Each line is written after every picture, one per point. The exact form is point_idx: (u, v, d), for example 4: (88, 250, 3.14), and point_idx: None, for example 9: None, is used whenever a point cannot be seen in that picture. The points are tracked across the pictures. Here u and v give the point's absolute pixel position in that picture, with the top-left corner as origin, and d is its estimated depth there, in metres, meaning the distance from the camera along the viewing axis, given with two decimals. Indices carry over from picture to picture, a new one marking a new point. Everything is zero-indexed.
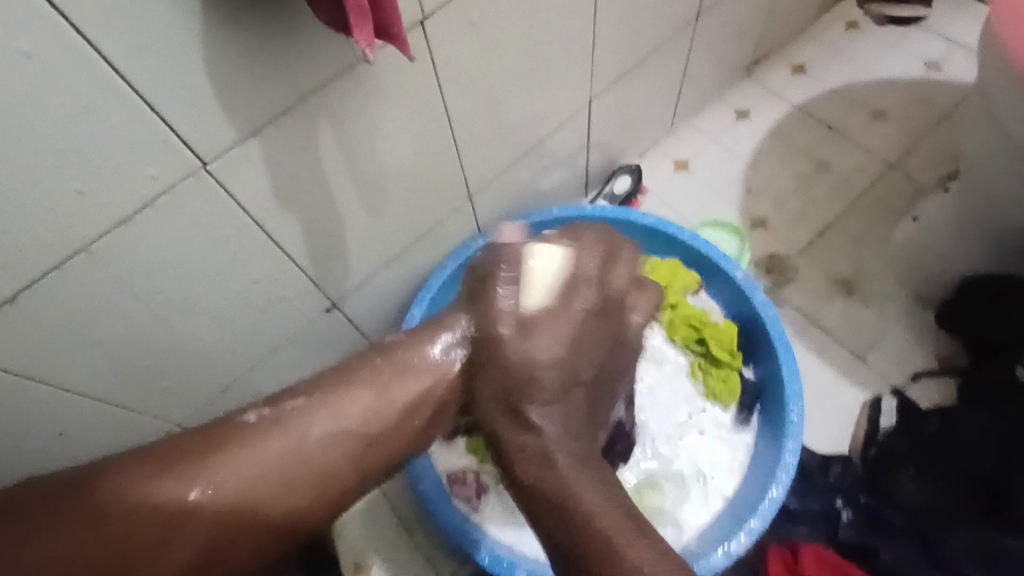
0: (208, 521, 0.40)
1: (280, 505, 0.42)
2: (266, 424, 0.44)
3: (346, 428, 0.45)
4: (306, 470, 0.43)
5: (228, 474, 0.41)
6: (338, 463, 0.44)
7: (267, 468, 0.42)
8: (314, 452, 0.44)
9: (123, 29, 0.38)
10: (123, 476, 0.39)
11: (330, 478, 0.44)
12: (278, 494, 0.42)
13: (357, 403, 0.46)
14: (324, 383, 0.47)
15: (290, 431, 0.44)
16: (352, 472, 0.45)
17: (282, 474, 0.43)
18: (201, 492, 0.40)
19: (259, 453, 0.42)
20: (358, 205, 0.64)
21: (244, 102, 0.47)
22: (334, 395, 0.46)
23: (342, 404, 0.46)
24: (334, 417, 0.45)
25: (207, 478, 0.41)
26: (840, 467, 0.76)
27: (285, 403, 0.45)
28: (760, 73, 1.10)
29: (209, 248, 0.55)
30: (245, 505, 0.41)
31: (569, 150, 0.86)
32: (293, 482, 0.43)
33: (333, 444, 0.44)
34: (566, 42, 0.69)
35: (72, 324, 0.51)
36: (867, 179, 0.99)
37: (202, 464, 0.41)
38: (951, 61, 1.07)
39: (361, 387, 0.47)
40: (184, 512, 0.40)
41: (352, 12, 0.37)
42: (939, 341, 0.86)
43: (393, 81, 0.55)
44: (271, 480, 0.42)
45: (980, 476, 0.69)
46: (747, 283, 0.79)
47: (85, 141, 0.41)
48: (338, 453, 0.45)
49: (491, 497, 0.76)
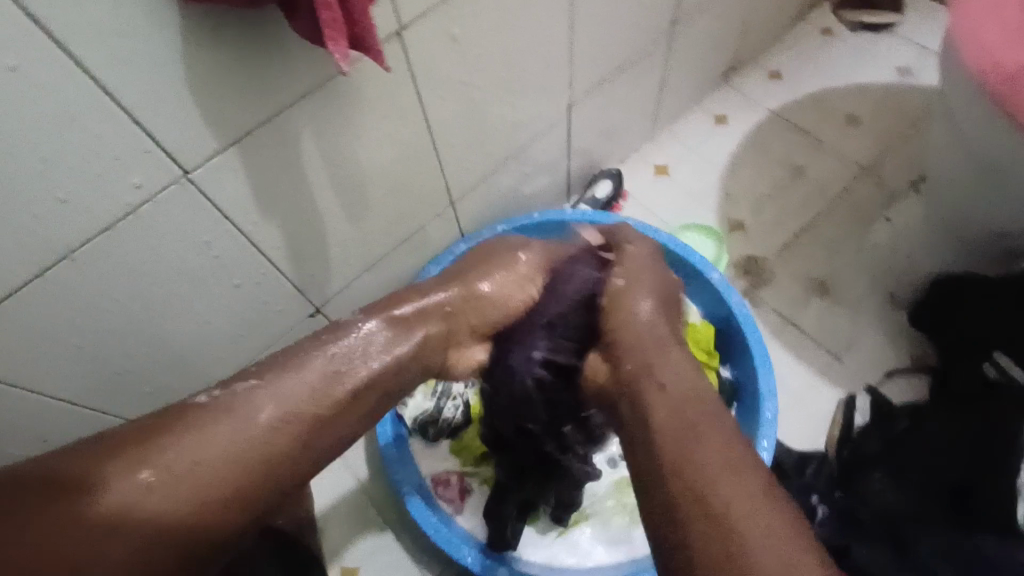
0: (158, 503, 0.40)
1: (239, 479, 0.43)
2: (218, 404, 0.45)
3: (295, 405, 0.47)
4: (259, 445, 0.45)
5: (181, 453, 0.42)
6: (288, 441, 0.46)
7: (219, 445, 0.43)
8: (266, 430, 0.46)
9: (106, 44, 0.39)
10: (83, 464, 0.40)
11: (284, 452, 0.46)
12: (229, 472, 0.43)
13: (306, 384, 0.49)
14: (274, 367, 0.49)
15: (242, 410, 0.45)
16: (300, 448, 0.47)
17: (240, 451, 0.44)
18: (154, 474, 0.41)
19: (214, 431, 0.44)
20: (341, 212, 0.65)
21: (227, 114, 0.48)
22: (285, 376, 0.48)
23: (291, 386, 0.48)
24: (282, 398, 0.47)
25: (162, 457, 0.41)
26: (815, 467, 0.79)
27: (238, 386, 0.47)
28: (737, 79, 1.12)
29: (192, 255, 0.56)
30: (203, 483, 0.42)
31: (551, 155, 0.88)
32: (245, 459, 0.44)
33: (284, 420, 0.46)
34: (543, 53, 0.70)
35: (56, 329, 0.52)
36: (842, 183, 1.01)
37: (153, 444, 0.42)
38: (922, 67, 1.10)
39: (310, 368, 0.49)
40: (144, 493, 0.40)
41: (326, 26, 0.39)
42: (911, 341, 0.88)
43: (373, 90, 0.57)
44: (228, 456, 0.43)
45: (951, 479, 0.71)
46: (723, 286, 0.81)
47: (69, 152, 0.42)
48: (289, 429, 0.46)
49: (474, 498, 0.77)
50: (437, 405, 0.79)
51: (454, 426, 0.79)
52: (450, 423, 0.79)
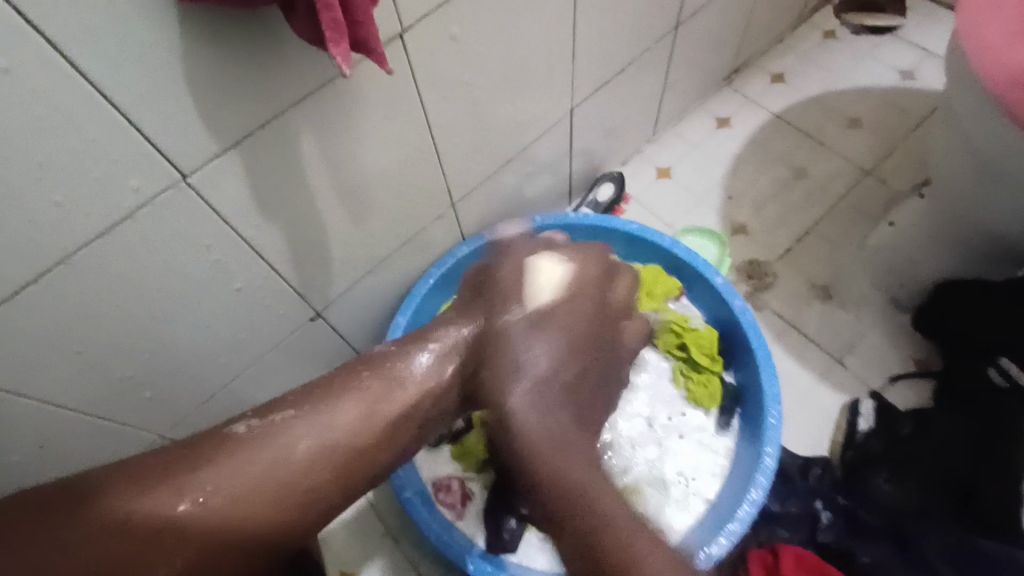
0: (195, 531, 0.39)
1: (273, 509, 0.42)
2: (256, 434, 0.44)
3: (334, 436, 0.45)
4: (293, 479, 0.43)
5: (218, 485, 0.41)
6: (326, 473, 0.45)
7: (256, 478, 0.42)
8: (303, 461, 0.44)
9: (101, 45, 0.38)
10: (118, 489, 0.39)
11: (319, 486, 0.44)
12: (265, 505, 0.42)
13: (345, 415, 0.46)
14: (312, 396, 0.47)
15: (278, 441, 0.44)
16: (337, 483, 0.45)
17: (274, 484, 0.42)
18: (191, 504, 0.39)
19: (250, 461, 0.42)
20: (342, 215, 0.64)
21: (225, 115, 0.47)
22: (324, 406, 0.46)
23: (329, 416, 0.46)
24: (321, 428, 0.45)
25: (199, 487, 0.40)
26: (819, 471, 0.77)
27: (275, 416, 0.45)
28: (739, 82, 1.12)
29: (192, 259, 0.55)
30: (238, 514, 0.41)
31: (553, 157, 0.87)
32: (279, 493, 0.42)
33: (322, 451, 0.45)
34: (546, 54, 0.70)
35: (55, 335, 0.51)
36: (845, 186, 1.01)
37: (193, 473, 0.41)
38: (924, 68, 1.10)
39: (347, 399, 0.47)
40: (177, 522, 0.39)
41: (327, 27, 0.38)
42: (915, 345, 0.88)
43: (373, 91, 0.56)
44: (261, 488, 0.42)
45: (956, 478, 0.70)
46: (727, 290, 0.80)
47: (65, 155, 0.42)
48: (325, 462, 0.44)
49: (475, 503, 0.76)
50: None
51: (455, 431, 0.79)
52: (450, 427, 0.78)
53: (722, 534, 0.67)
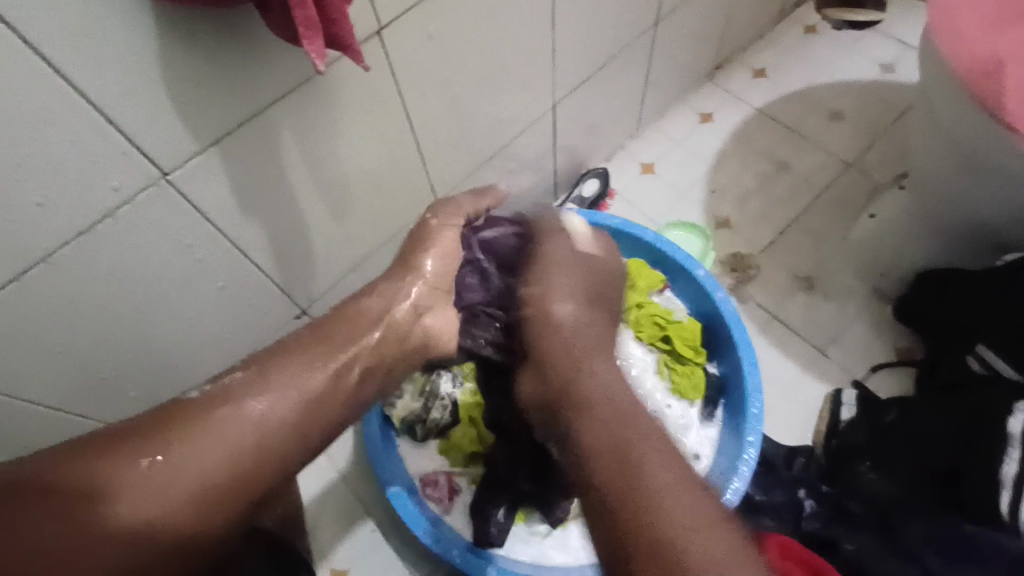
0: (158, 496, 0.39)
1: (234, 471, 0.42)
2: (210, 398, 0.45)
3: (288, 395, 0.46)
4: (254, 436, 0.44)
5: (177, 448, 0.41)
6: (285, 429, 0.45)
7: (217, 438, 0.42)
8: (258, 420, 0.44)
9: (77, 46, 0.39)
10: (80, 462, 0.39)
11: (274, 448, 0.44)
12: (228, 462, 0.42)
13: (299, 376, 0.48)
14: (263, 361, 0.48)
15: (233, 406, 0.44)
16: (297, 437, 0.46)
17: (229, 447, 0.42)
18: (150, 467, 0.40)
19: (204, 428, 0.43)
20: (324, 212, 0.65)
21: (204, 115, 0.48)
22: (275, 370, 0.48)
23: (281, 377, 0.47)
24: (274, 390, 0.46)
25: (161, 450, 0.41)
26: (804, 460, 0.79)
27: (228, 380, 0.46)
28: (722, 77, 1.13)
29: (174, 257, 0.55)
30: (196, 474, 0.41)
31: (536, 153, 0.88)
32: (240, 451, 0.43)
33: (276, 411, 0.45)
34: (525, 51, 0.70)
35: (37, 334, 0.51)
36: (827, 179, 1.02)
37: (150, 440, 0.41)
38: (904, 62, 1.11)
39: (296, 361, 0.48)
40: (138, 487, 0.39)
41: (302, 25, 0.39)
42: (896, 334, 0.89)
43: (352, 89, 0.56)
44: (219, 452, 0.42)
45: (940, 467, 0.70)
46: (709, 282, 0.81)
47: (43, 154, 0.42)
48: (280, 423, 0.45)
49: (464, 497, 0.77)
50: (425, 405, 0.76)
51: (442, 426, 0.78)
52: (438, 423, 0.77)
53: None
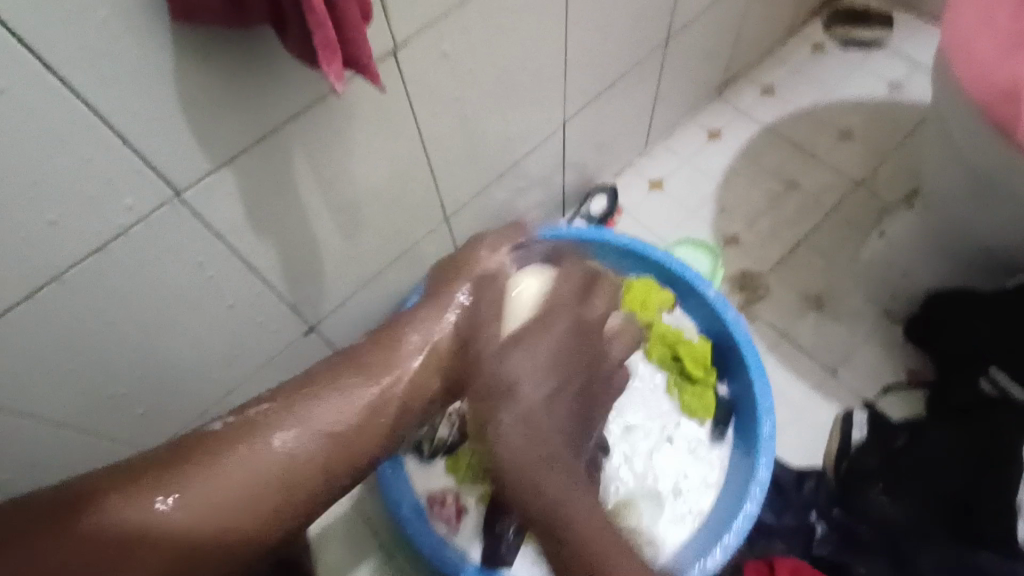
0: (178, 527, 0.40)
1: (251, 501, 0.43)
2: (234, 429, 0.45)
3: (312, 428, 0.46)
4: (276, 467, 0.44)
5: (198, 480, 0.42)
6: (309, 462, 0.45)
7: (237, 469, 0.43)
8: (283, 455, 0.45)
9: (96, 66, 0.39)
10: (109, 486, 0.40)
11: (297, 480, 0.45)
12: (248, 494, 0.43)
13: (330, 407, 0.47)
14: (291, 390, 0.48)
15: (257, 437, 0.45)
16: (322, 470, 0.46)
17: (252, 475, 0.43)
18: (172, 500, 0.41)
19: (229, 461, 0.43)
20: (336, 230, 0.64)
21: (219, 135, 0.48)
22: (301, 401, 0.47)
23: (311, 411, 0.47)
24: (301, 421, 0.46)
25: (182, 481, 0.41)
26: (813, 482, 0.77)
27: (252, 412, 0.46)
28: (730, 94, 1.13)
29: (186, 275, 0.55)
30: (213, 506, 0.42)
31: (546, 171, 0.88)
32: (261, 481, 0.43)
33: (302, 445, 0.45)
34: (537, 69, 0.70)
35: (48, 352, 0.51)
36: (837, 197, 1.02)
37: (174, 471, 0.42)
38: (913, 81, 1.11)
39: (324, 393, 0.48)
40: (160, 519, 0.40)
41: (321, 47, 0.38)
42: (907, 356, 0.88)
43: (366, 107, 0.56)
44: (242, 478, 0.43)
45: (952, 492, 0.70)
46: (719, 302, 0.81)
47: (58, 175, 0.42)
48: (306, 456, 0.45)
49: (471, 518, 0.76)
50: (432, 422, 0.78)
51: (449, 444, 0.79)
52: (445, 441, 0.78)
53: (717, 547, 0.67)
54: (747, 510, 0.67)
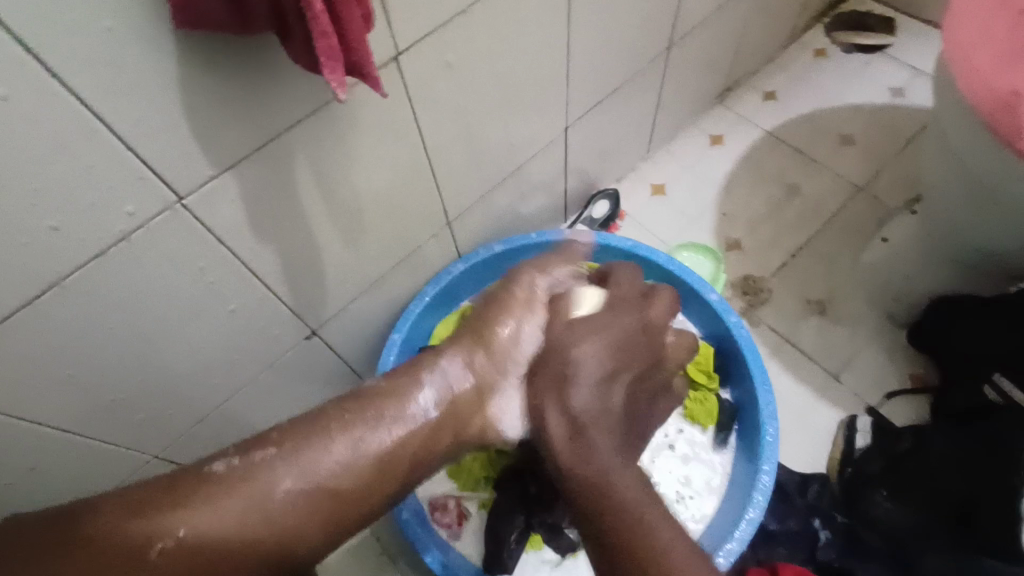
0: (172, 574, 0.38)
1: (248, 553, 0.40)
2: (239, 474, 0.43)
3: (319, 479, 0.44)
4: (277, 519, 0.42)
5: (196, 525, 0.39)
6: (313, 515, 0.43)
7: (240, 518, 0.41)
8: (286, 506, 0.42)
9: (99, 72, 0.39)
10: (103, 525, 0.38)
11: (298, 534, 0.42)
12: (247, 545, 0.40)
13: (336, 458, 0.45)
14: (299, 434, 0.45)
15: (262, 486, 0.42)
16: (324, 525, 0.44)
17: (253, 524, 0.41)
18: (168, 545, 0.38)
19: (227, 505, 0.41)
20: (337, 235, 0.64)
21: (221, 140, 0.48)
22: (308, 448, 0.45)
23: (318, 460, 0.44)
24: (306, 471, 0.44)
25: (179, 525, 0.39)
26: (818, 487, 0.78)
27: (257, 454, 0.44)
28: (731, 100, 1.13)
29: (187, 280, 0.55)
30: (211, 556, 0.39)
31: (549, 176, 0.88)
32: (262, 535, 0.41)
33: (303, 495, 0.43)
34: (539, 76, 0.71)
35: (49, 357, 0.51)
36: (839, 203, 1.01)
37: (175, 513, 0.39)
38: (914, 87, 1.11)
39: (336, 440, 0.46)
40: (152, 566, 0.38)
41: (323, 54, 0.38)
42: (910, 361, 0.88)
43: (368, 114, 0.56)
44: (243, 527, 0.41)
45: (956, 497, 0.68)
46: (722, 307, 0.80)
47: (60, 181, 0.42)
48: (305, 507, 0.43)
49: (472, 523, 0.75)
50: None
51: None
52: None
53: (719, 554, 0.66)
54: (748, 516, 0.67)
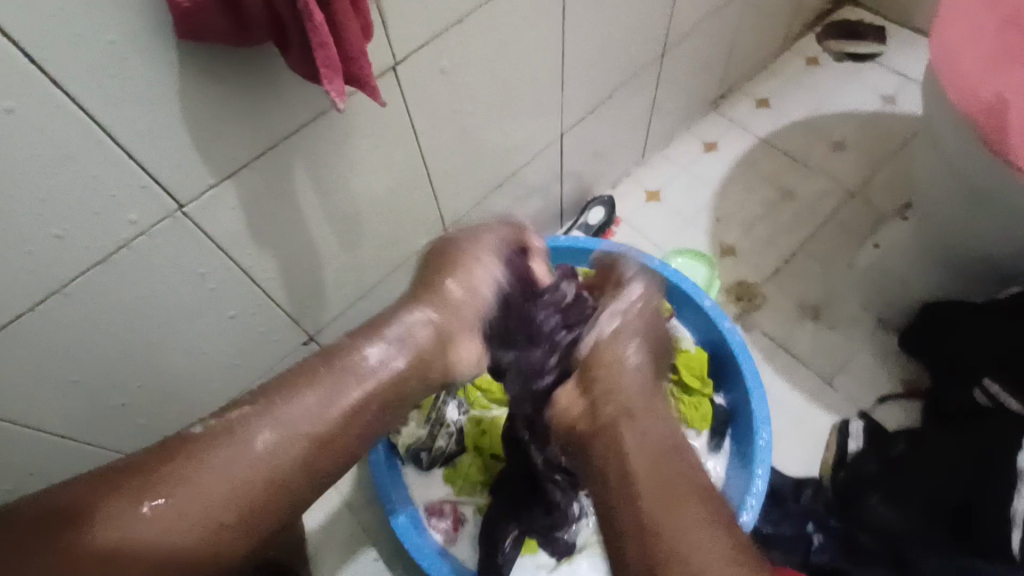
0: (162, 530, 0.42)
1: (231, 507, 0.44)
2: (218, 433, 0.46)
3: (293, 429, 0.47)
4: (256, 470, 0.45)
5: (180, 488, 0.43)
6: (290, 461, 0.46)
7: (219, 475, 0.44)
8: (265, 458, 0.45)
9: (103, 83, 0.40)
10: (88, 499, 0.41)
11: (280, 480, 0.46)
12: (231, 497, 0.44)
13: (307, 410, 0.48)
14: (272, 392, 0.48)
15: (239, 442, 0.45)
16: (304, 470, 0.47)
17: (232, 477, 0.44)
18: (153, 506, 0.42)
19: (211, 467, 0.44)
20: (335, 241, 0.65)
21: (225, 148, 0.49)
22: (279, 401, 0.48)
23: (289, 411, 0.47)
24: (279, 423, 0.47)
25: (163, 488, 0.42)
26: (811, 492, 0.79)
27: (233, 413, 0.47)
28: (725, 106, 1.14)
29: (187, 286, 0.56)
30: (198, 513, 0.43)
31: (545, 181, 0.89)
32: (245, 485, 0.44)
33: (282, 447, 0.46)
34: (535, 83, 0.72)
35: (49, 363, 0.51)
36: (832, 208, 1.03)
37: (159, 478, 0.43)
38: (906, 93, 1.12)
39: (306, 392, 0.48)
40: (142, 526, 0.41)
41: (322, 65, 0.39)
42: (903, 365, 0.89)
43: (366, 122, 0.57)
44: (224, 484, 0.44)
45: (950, 500, 0.70)
46: (716, 312, 0.81)
47: (64, 189, 0.42)
48: (289, 456, 0.46)
49: (469, 527, 0.76)
50: (431, 432, 0.77)
51: (448, 454, 0.79)
52: (443, 451, 0.78)
53: None
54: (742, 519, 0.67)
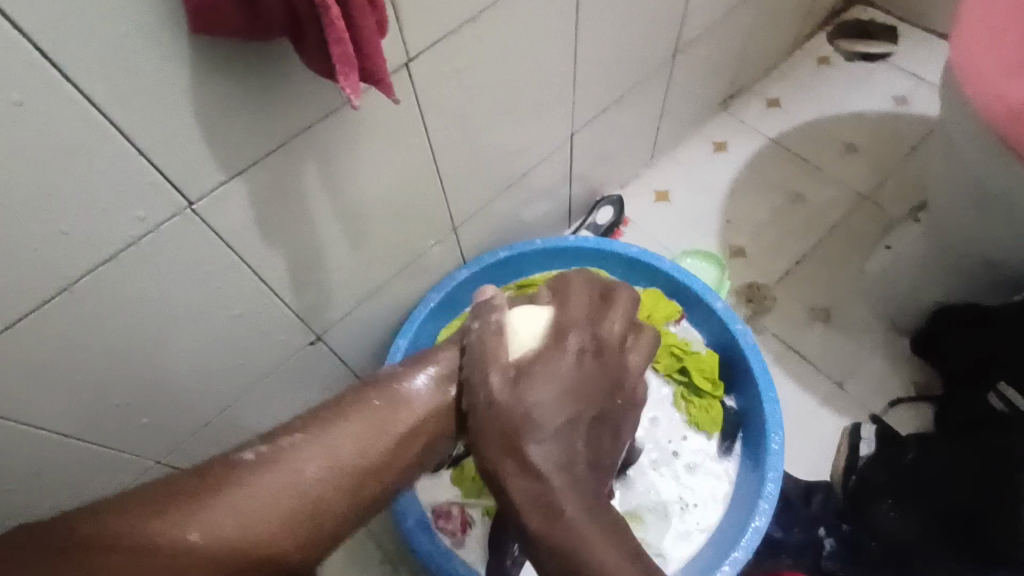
0: (206, 561, 0.38)
1: (281, 537, 0.41)
2: (269, 458, 0.44)
3: (341, 457, 0.45)
4: (304, 500, 0.43)
5: (230, 515, 0.40)
6: (338, 493, 0.45)
7: (263, 504, 0.42)
8: (312, 485, 0.44)
9: (114, 76, 0.39)
10: (119, 522, 0.38)
11: (328, 509, 0.44)
12: (279, 525, 0.42)
13: (350, 441, 0.46)
14: (321, 418, 0.47)
15: (288, 468, 0.44)
16: (349, 502, 0.45)
17: (278, 502, 0.42)
18: (200, 533, 0.39)
19: (258, 494, 0.42)
20: (343, 241, 0.64)
21: (235, 145, 0.48)
22: (326, 431, 0.46)
23: (336, 438, 0.46)
24: (326, 453, 0.45)
25: (207, 517, 0.40)
26: (822, 496, 0.78)
27: (281, 440, 0.45)
28: (735, 107, 1.13)
29: (195, 285, 0.55)
30: (245, 542, 0.40)
31: (554, 181, 0.88)
32: (294, 512, 0.42)
33: (329, 479, 0.44)
34: (547, 82, 0.71)
35: (54, 362, 0.51)
36: (841, 211, 1.02)
37: (200, 510, 0.40)
38: (918, 95, 1.11)
39: (352, 421, 0.47)
40: (190, 551, 0.38)
41: (337, 61, 0.38)
42: (914, 370, 0.88)
43: (377, 121, 0.56)
44: (270, 509, 0.42)
45: (965, 510, 0.68)
46: (727, 314, 0.81)
47: (73, 185, 0.42)
48: (335, 488, 0.45)
49: (476, 529, 0.75)
50: None
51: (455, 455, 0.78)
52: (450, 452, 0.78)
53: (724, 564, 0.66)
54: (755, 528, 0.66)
